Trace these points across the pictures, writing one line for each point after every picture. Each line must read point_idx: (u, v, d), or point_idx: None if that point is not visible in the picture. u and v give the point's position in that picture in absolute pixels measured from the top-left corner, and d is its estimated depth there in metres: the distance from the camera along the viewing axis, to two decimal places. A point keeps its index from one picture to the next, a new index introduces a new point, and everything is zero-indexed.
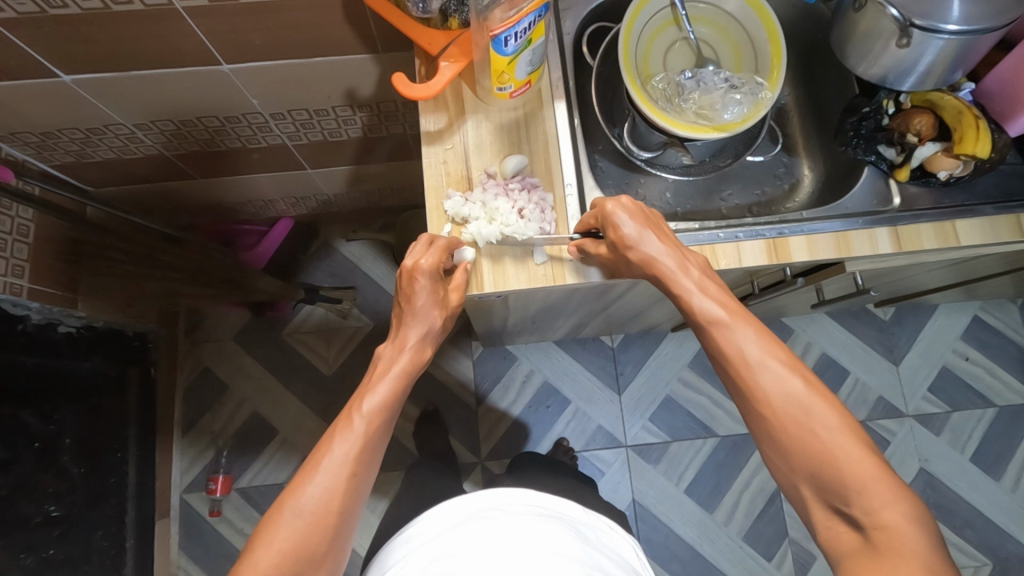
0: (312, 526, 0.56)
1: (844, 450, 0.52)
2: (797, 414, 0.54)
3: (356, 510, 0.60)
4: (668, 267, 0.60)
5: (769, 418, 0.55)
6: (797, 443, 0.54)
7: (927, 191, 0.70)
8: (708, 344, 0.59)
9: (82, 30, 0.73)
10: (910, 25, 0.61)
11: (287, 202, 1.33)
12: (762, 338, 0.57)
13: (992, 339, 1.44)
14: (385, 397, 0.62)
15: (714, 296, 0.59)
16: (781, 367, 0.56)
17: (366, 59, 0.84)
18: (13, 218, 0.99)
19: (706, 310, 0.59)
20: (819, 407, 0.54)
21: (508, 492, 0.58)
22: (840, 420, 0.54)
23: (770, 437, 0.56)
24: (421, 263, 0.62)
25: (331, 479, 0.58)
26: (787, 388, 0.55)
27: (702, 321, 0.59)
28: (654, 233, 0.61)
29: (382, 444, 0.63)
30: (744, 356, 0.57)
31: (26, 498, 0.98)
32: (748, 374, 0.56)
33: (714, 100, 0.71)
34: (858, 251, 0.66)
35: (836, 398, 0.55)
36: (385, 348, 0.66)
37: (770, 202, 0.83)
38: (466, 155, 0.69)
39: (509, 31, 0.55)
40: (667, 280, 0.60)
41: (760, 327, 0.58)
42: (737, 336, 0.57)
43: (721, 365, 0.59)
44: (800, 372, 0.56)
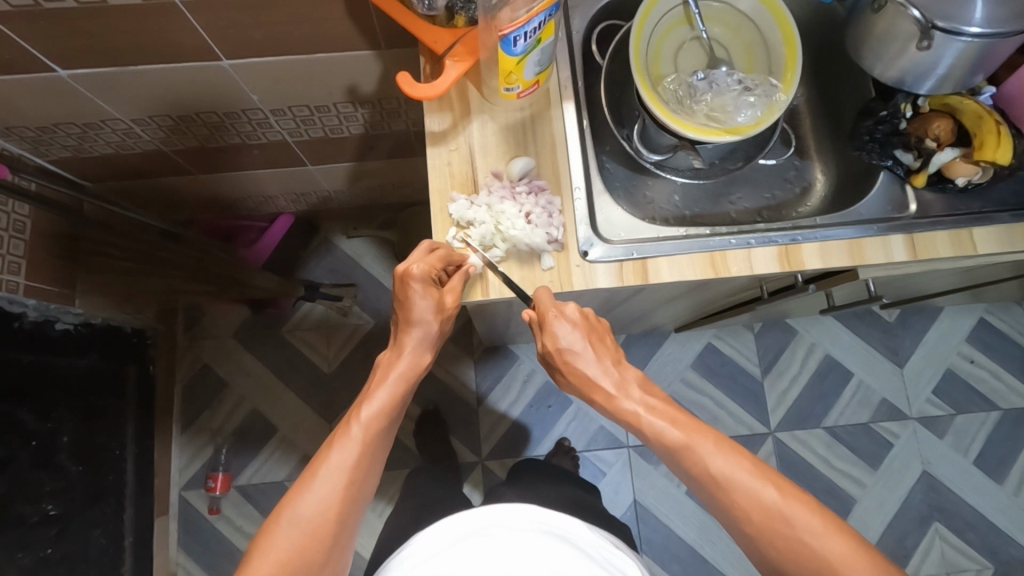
0: (308, 537, 0.54)
1: (835, 553, 0.52)
2: (778, 523, 0.54)
3: (353, 520, 0.58)
4: (605, 390, 0.63)
5: (753, 531, 0.55)
6: (785, 552, 0.54)
7: (943, 198, 0.68)
8: (678, 466, 0.60)
9: (78, 23, 0.71)
10: (931, 27, 0.59)
11: (287, 198, 1.31)
12: (723, 450, 0.58)
13: (997, 342, 1.43)
14: (382, 404, 0.61)
15: (666, 420, 0.61)
16: (749, 476, 0.57)
17: (368, 56, 0.82)
18: (8, 214, 0.97)
19: (667, 434, 0.60)
20: (798, 512, 0.54)
21: (509, 508, 0.56)
22: (822, 520, 0.54)
23: (759, 548, 0.56)
24: (413, 269, 0.61)
25: (329, 490, 0.56)
26: (760, 497, 0.55)
27: (666, 446, 0.60)
28: (588, 342, 0.64)
29: (380, 450, 0.61)
30: (710, 473, 0.58)
31: (23, 497, 0.96)
32: (720, 491, 0.57)
33: (726, 102, 0.69)
34: (871, 259, 0.65)
35: (811, 496, 0.56)
36: (384, 356, 0.66)
37: (780, 206, 0.81)
38: (471, 156, 0.67)
39: (518, 31, 0.54)
40: (611, 404, 0.63)
41: (718, 437, 0.60)
42: (699, 455, 0.58)
43: (695, 485, 0.60)
44: (770, 480, 0.56)
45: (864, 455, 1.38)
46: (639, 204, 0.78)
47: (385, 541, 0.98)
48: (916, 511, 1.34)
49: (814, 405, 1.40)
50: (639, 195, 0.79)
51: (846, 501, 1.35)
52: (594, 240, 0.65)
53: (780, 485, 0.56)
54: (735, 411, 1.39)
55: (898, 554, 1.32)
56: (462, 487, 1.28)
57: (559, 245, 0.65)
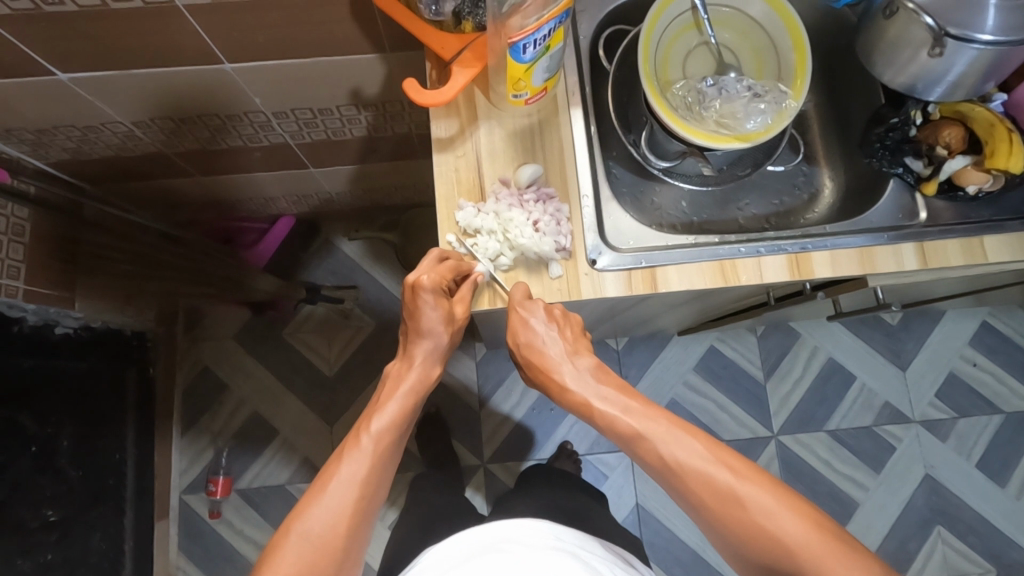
0: (319, 551, 0.53)
1: (789, 532, 0.53)
2: (731, 504, 0.56)
3: (364, 535, 0.57)
4: (560, 378, 0.67)
5: (710, 512, 0.57)
6: (741, 533, 0.55)
7: (953, 206, 0.68)
8: (637, 454, 0.63)
9: (79, 26, 0.70)
10: (945, 34, 0.58)
11: (288, 200, 1.30)
12: (677, 437, 0.61)
13: (1000, 345, 1.42)
14: (392, 416, 0.62)
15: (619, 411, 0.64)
16: (703, 459, 0.59)
17: (373, 59, 0.81)
18: (7, 217, 0.96)
19: (624, 424, 0.63)
20: (751, 493, 0.55)
21: (520, 522, 0.57)
22: (778, 501, 0.54)
23: (718, 531, 0.57)
24: (423, 279, 0.61)
25: (338, 503, 0.56)
26: (712, 480, 0.57)
27: (624, 435, 0.63)
28: (552, 335, 0.65)
29: (390, 464, 0.61)
30: (664, 460, 0.60)
31: (23, 503, 0.96)
32: (674, 477, 0.59)
33: (736, 109, 0.68)
34: (881, 267, 0.64)
35: (768, 477, 0.57)
36: (393, 367, 0.67)
37: (788, 213, 0.81)
38: (479, 163, 0.66)
39: (527, 38, 0.53)
40: (563, 391, 0.67)
41: (673, 423, 0.62)
42: (655, 443, 0.61)
43: (657, 473, 0.62)
44: (725, 462, 0.58)
45: (867, 458, 1.37)
46: (646, 210, 0.77)
47: (388, 548, 0.98)
48: (918, 515, 1.34)
49: (817, 408, 1.40)
50: (647, 201, 0.78)
51: (849, 505, 1.35)
52: (602, 248, 0.64)
53: (734, 467, 0.57)
54: (737, 414, 1.39)
55: (900, 557, 1.32)
56: (464, 490, 1.28)
57: (568, 253, 0.64)
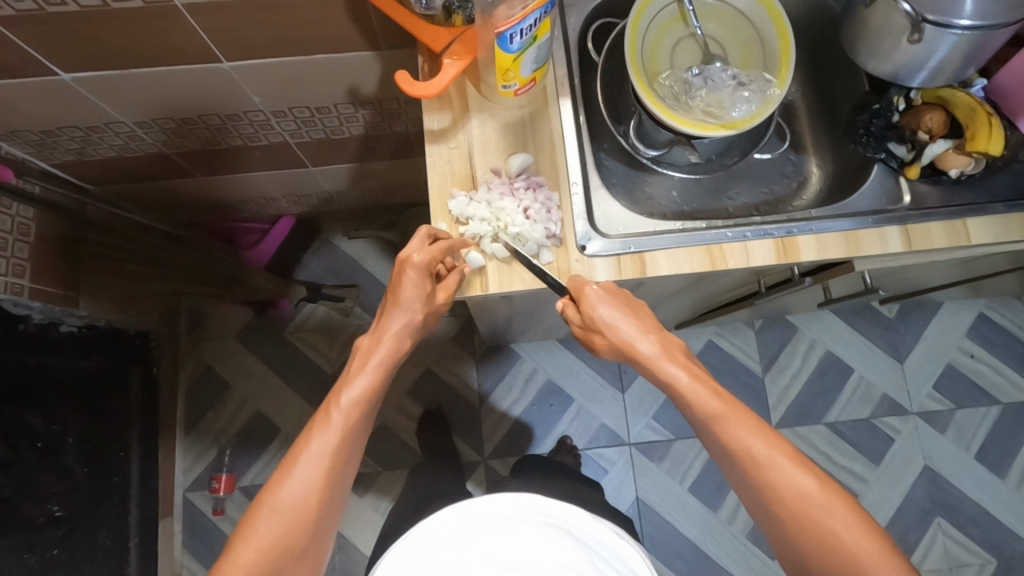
0: (292, 523, 0.56)
1: (863, 548, 0.53)
2: (811, 510, 0.55)
3: (336, 504, 0.60)
4: (646, 353, 0.62)
5: (781, 512, 0.56)
6: (810, 539, 0.55)
7: (938, 189, 0.69)
8: (713, 440, 0.60)
9: (82, 27, 0.72)
10: (922, 20, 0.60)
11: (288, 200, 1.32)
12: (766, 434, 0.58)
13: (998, 337, 1.43)
14: (361, 391, 0.61)
15: (707, 392, 0.60)
16: (787, 462, 0.57)
17: (368, 57, 0.83)
18: (13, 217, 0.98)
19: (707, 408, 0.59)
20: (831, 503, 0.55)
21: (515, 498, 0.58)
22: (852, 515, 0.54)
23: (783, 530, 0.57)
24: (414, 257, 0.62)
25: (309, 478, 0.57)
26: (798, 485, 0.56)
27: (704, 420, 0.59)
28: (625, 312, 0.62)
29: (360, 436, 0.62)
30: (750, 453, 0.57)
31: (29, 499, 0.97)
32: (756, 471, 0.57)
33: (723, 97, 0.70)
34: (867, 251, 0.65)
35: (842, 487, 0.56)
36: (363, 341, 0.66)
37: (777, 200, 0.83)
38: (471, 153, 0.68)
39: (513, 28, 0.55)
40: (655, 368, 0.62)
41: (756, 419, 0.59)
42: (740, 435, 0.58)
43: (726, 460, 0.59)
44: (809, 467, 0.57)
45: (866, 450, 1.38)
46: (637, 200, 0.78)
47: (389, 540, 0.99)
48: (917, 507, 1.35)
49: (815, 402, 1.40)
50: (638, 191, 0.79)
51: None
52: (592, 235, 0.66)
53: (818, 475, 0.56)
54: None
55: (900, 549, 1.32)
56: (465, 485, 1.29)
57: (558, 240, 0.66)
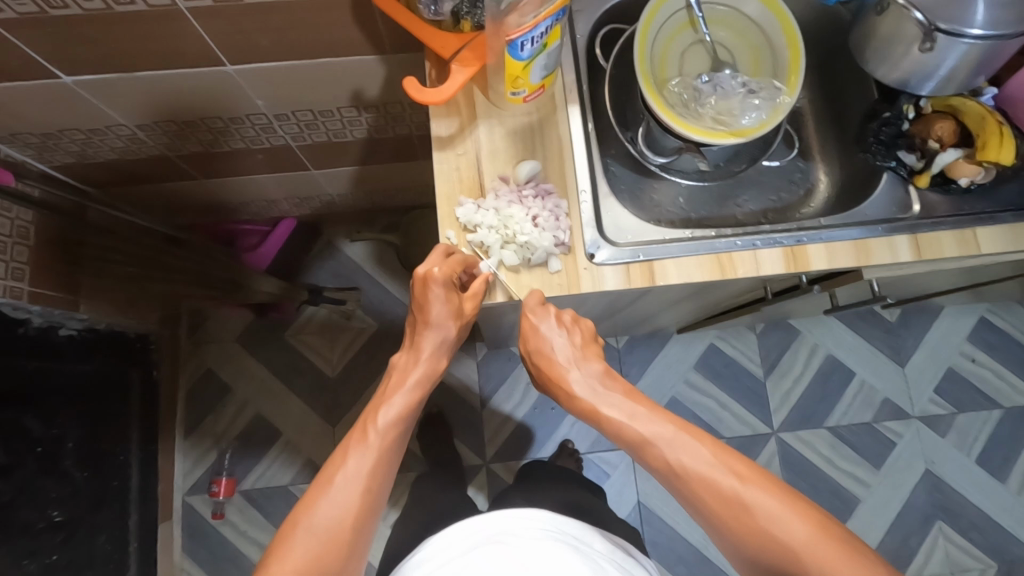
0: (327, 543, 0.55)
1: (797, 536, 0.53)
2: (736, 509, 0.56)
3: (370, 527, 0.59)
4: (569, 387, 0.66)
5: (715, 515, 0.57)
6: (748, 539, 0.55)
7: (948, 199, 0.68)
8: (643, 459, 0.63)
9: (84, 30, 0.71)
10: (934, 29, 0.59)
11: (289, 203, 1.31)
12: (683, 442, 0.60)
13: (999, 341, 1.43)
14: (398, 411, 0.62)
15: (627, 415, 0.63)
16: (704, 464, 0.59)
17: (373, 60, 0.82)
18: (13, 220, 0.97)
19: (630, 430, 0.62)
20: (754, 496, 0.56)
21: (519, 513, 0.61)
22: (779, 505, 0.55)
23: (724, 536, 0.57)
24: (434, 272, 0.61)
25: (344, 498, 0.57)
26: (719, 487, 0.57)
27: (629, 441, 0.63)
28: (563, 345, 0.67)
29: (395, 458, 0.62)
30: (670, 465, 0.60)
31: (29, 504, 0.96)
32: (681, 482, 0.59)
33: (732, 105, 0.69)
34: (876, 259, 0.65)
35: (769, 478, 0.57)
36: (399, 359, 0.67)
37: (785, 208, 0.82)
38: (478, 160, 0.67)
39: (525, 36, 0.54)
40: (570, 399, 0.67)
41: (678, 426, 0.62)
42: (659, 449, 0.60)
43: (660, 477, 0.62)
44: (729, 465, 0.58)
45: (868, 455, 1.38)
46: (644, 207, 0.78)
47: (390, 547, 0.98)
48: (919, 511, 1.35)
49: (817, 405, 1.40)
50: (645, 198, 0.79)
51: (850, 501, 1.36)
52: (600, 243, 0.65)
53: (738, 472, 0.58)
54: (738, 412, 1.40)
55: (902, 553, 1.32)
56: (467, 489, 1.28)
57: (567, 248, 0.65)
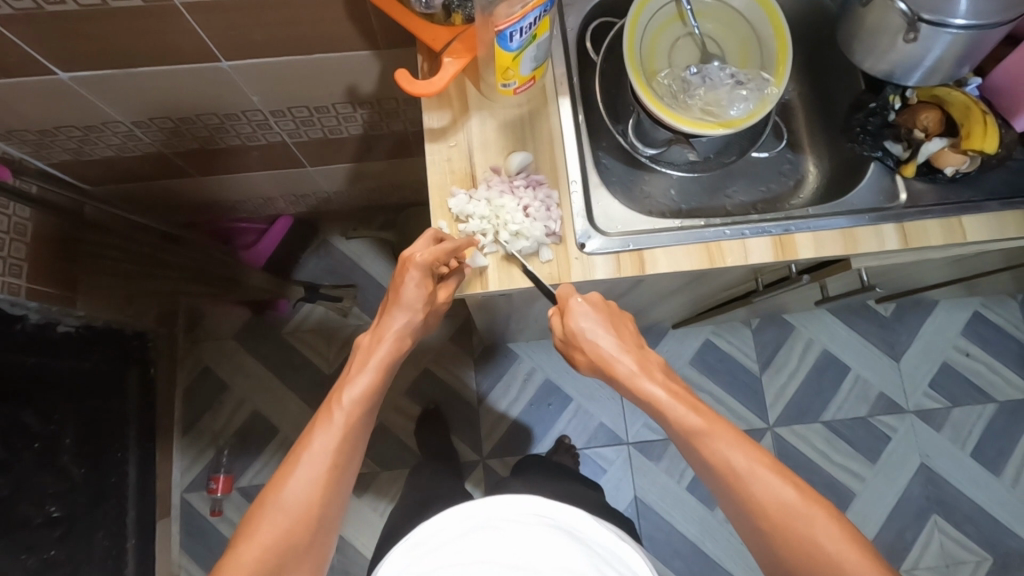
0: (295, 520, 0.56)
1: (845, 557, 0.53)
2: (793, 521, 0.55)
3: (339, 501, 0.60)
4: (627, 368, 0.63)
5: (766, 522, 0.56)
6: (796, 551, 0.55)
7: (933, 188, 0.70)
8: (695, 454, 0.60)
9: (80, 26, 0.72)
10: (917, 20, 0.61)
11: (286, 200, 1.31)
12: (745, 447, 0.58)
13: (992, 335, 1.44)
14: (363, 389, 0.62)
15: (687, 407, 0.60)
16: (766, 472, 0.57)
17: (367, 56, 0.83)
18: (9, 217, 0.98)
19: (689, 423, 0.60)
20: (812, 512, 0.55)
21: (513, 498, 0.60)
22: (835, 523, 0.54)
23: (767, 543, 0.56)
24: (416, 256, 0.62)
25: (311, 476, 0.58)
26: (779, 496, 0.56)
27: (684, 433, 0.60)
28: (610, 327, 0.65)
29: (361, 435, 0.63)
30: (730, 467, 0.58)
31: (26, 499, 0.97)
32: (738, 484, 0.57)
33: (720, 96, 0.70)
34: (864, 248, 0.66)
35: (822, 496, 0.57)
36: (365, 337, 0.67)
37: (775, 199, 0.83)
38: (470, 151, 0.68)
39: (513, 26, 0.55)
40: (634, 384, 0.63)
41: (738, 432, 0.60)
42: (721, 447, 0.58)
43: (709, 472, 0.60)
44: (790, 478, 0.57)
45: (863, 449, 1.38)
46: (636, 199, 0.79)
47: (386, 541, 0.98)
48: (914, 505, 1.35)
49: (812, 400, 1.41)
50: (636, 190, 0.80)
51: (845, 495, 1.36)
52: (591, 232, 0.66)
53: (798, 486, 0.57)
54: (733, 406, 1.40)
55: (898, 547, 1.33)
56: (464, 485, 1.29)
57: (558, 238, 0.66)
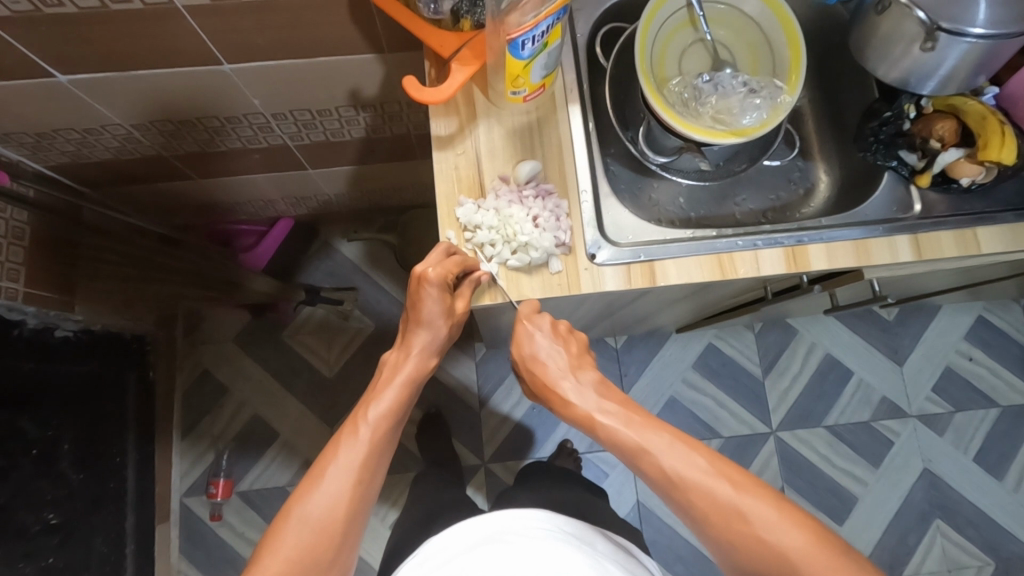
0: (318, 535, 0.55)
1: (788, 544, 0.53)
2: (734, 518, 0.55)
3: (363, 518, 0.59)
4: (562, 392, 0.67)
5: (711, 524, 0.56)
6: (744, 548, 0.55)
7: (947, 198, 0.69)
8: (636, 467, 0.62)
9: (80, 29, 0.70)
10: (936, 28, 0.59)
11: (287, 202, 1.30)
12: (678, 449, 0.60)
13: (996, 339, 1.44)
14: (390, 404, 0.62)
15: (623, 422, 0.63)
16: (702, 472, 0.58)
17: (371, 59, 0.82)
18: (7, 220, 0.95)
19: (624, 437, 0.63)
20: (750, 503, 0.55)
21: (519, 513, 0.61)
22: (773, 510, 0.55)
23: (720, 545, 0.57)
24: (429, 272, 0.61)
25: (336, 490, 0.57)
26: (715, 496, 0.57)
27: (622, 448, 0.63)
28: (553, 350, 0.68)
29: (387, 451, 0.62)
30: (666, 473, 0.59)
31: (25, 507, 0.96)
32: (678, 491, 0.59)
33: (732, 104, 0.69)
34: (877, 259, 0.65)
35: (760, 486, 0.57)
36: (391, 355, 0.67)
37: (784, 207, 0.82)
38: (478, 160, 0.67)
39: (526, 35, 0.54)
40: (565, 405, 0.67)
41: (673, 436, 0.61)
42: (655, 456, 0.60)
43: (653, 484, 0.61)
44: (723, 474, 0.58)
45: (866, 453, 1.38)
46: (643, 206, 0.78)
47: (388, 552, 0.97)
48: (917, 509, 1.35)
49: (815, 405, 1.40)
50: (644, 197, 0.79)
51: (848, 500, 1.36)
52: (601, 243, 0.65)
53: (734, 480, 0.57)
54: (736, 411, 1.40)
55: (900, 552, 1.33)
56: (465, 490, 1.28)
57: (567, 248, 0.65)
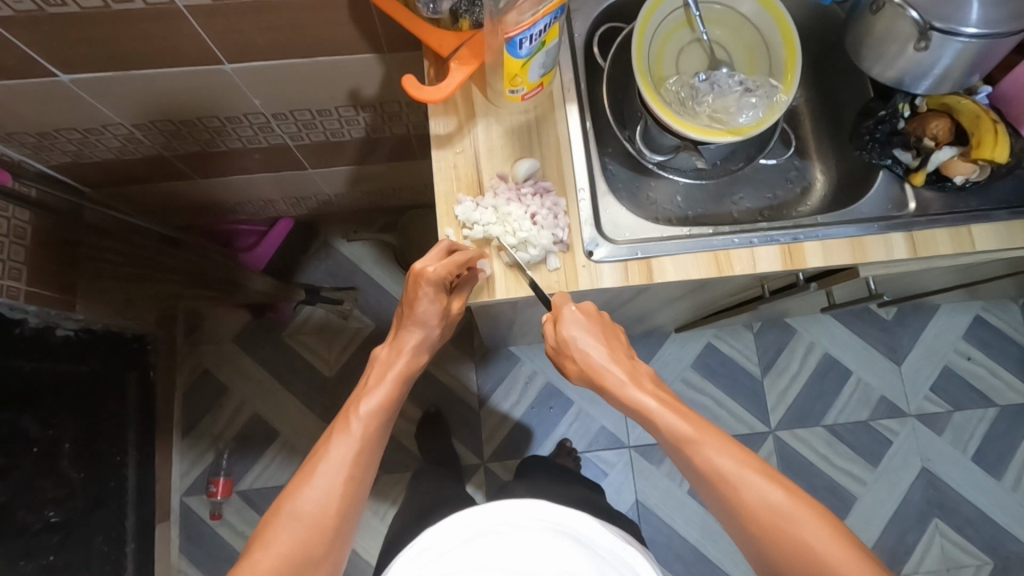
0: (310, 531, 0.55)
1: (834, 554, 0.52)
2: (782, 522, 0.54)
3: (355, 514, 0.59)
4: (617, 377, 0.63)
5: (755, 525, 0.55)
6: (787, 554, 0.53)
7: (942, 196, 0.69)
8: (681, 459, 0.60)
9: (81, 30, 0.71)
10: (929, 28, 0.60)
11: (287, 202, 1.30)
12: (731, 449, 0.58)
13: (994, 339, 1.44)
14: (381, 399, 0.63)
15: (675, 413, 0.60)
16: (755, 476, 0.56)
17: (371, 59, 0.83)
18: (8, 219, 0.96)
19: (676, 428, 0.59)
20: (800, 511, 0.54)
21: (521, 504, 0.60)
22: (821, 521, 0.54)
23: (757, 547, 0.55)
24: (427, 270, 0.62)
25: (328, 486, 0.57)
26: (767, 498, 0.55)
27: (672, 439, 0.60)
28: (600, 339, 0.65)
29: (379, 447, 0.62)
30: (717, 471, 0.57)
31: (25, 506, 0.96)
32: (725, 488, 0.57)
33: (728, 103, 0.70)
34: (872, 256, 0.66)
35: (808, 496, 0.56)
36: (382, 352, 0.68)
37: (781, 206, 0.83)
38: (477, 158, 0.68)
39: (523, 34, 0.54)
40: (623, 393, 0.63)
41: (723, 435, 0.59)
42: (708, 451, 0.58)
43: (696, 477, 0.59)
44: (777, 480, 0.56)
45: (864, 452, 1.38)
46: (642, 205, 0.79)
47: (388, 550, 0.97)
48: (916, 509, 1.35)
49: (814, 404, 1.41)
50: (643, 196, 0.80)
51: (847, 499, 1.36)
52: (599, 240, 0.66)
53: (787, 487, 0.56)
54: (735, 410, 1.40)
55: (899, 551, 1.33)
56: (465, 489, 1.28)
57: (565, 245, 0.66)
